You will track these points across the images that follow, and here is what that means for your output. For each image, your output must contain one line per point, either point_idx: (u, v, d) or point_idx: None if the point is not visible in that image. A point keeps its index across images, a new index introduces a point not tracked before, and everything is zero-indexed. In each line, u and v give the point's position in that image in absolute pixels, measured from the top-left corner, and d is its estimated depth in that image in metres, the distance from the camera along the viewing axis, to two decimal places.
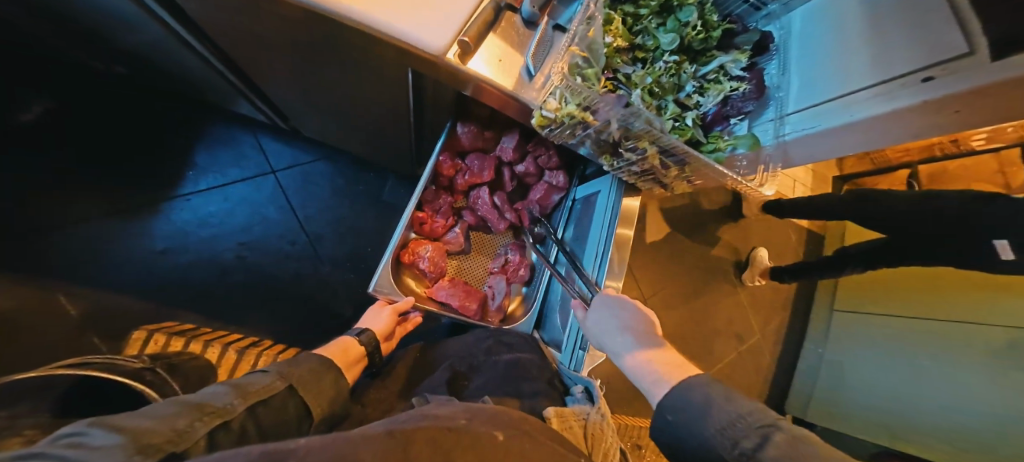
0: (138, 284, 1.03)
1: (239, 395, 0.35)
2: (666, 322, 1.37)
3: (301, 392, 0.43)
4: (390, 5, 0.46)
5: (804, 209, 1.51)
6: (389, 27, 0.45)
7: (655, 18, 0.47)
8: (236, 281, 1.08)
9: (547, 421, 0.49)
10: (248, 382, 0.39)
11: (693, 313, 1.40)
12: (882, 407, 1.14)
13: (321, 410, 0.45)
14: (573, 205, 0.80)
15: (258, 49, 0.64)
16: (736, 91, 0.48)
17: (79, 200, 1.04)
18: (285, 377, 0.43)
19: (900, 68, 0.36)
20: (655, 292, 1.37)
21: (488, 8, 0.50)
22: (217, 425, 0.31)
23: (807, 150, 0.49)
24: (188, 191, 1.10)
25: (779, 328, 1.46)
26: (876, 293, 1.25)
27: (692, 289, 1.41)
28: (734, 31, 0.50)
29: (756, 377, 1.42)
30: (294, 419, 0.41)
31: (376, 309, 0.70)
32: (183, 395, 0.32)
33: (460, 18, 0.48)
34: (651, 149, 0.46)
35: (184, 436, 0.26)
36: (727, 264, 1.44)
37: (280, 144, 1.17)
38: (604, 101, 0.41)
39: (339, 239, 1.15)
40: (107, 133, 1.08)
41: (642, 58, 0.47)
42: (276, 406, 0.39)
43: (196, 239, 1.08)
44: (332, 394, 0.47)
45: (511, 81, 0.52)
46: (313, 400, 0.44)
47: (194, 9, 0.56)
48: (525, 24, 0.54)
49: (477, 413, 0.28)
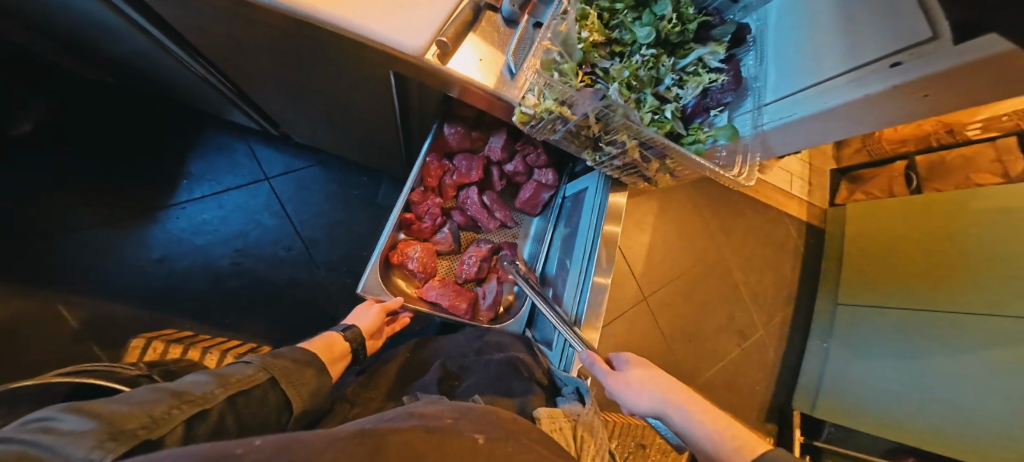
0: (136, 293, 1.04)
1: (220, 384, 0.37)
2: (666, 319, 1.36)
3: (283, 383, 0.44)
4: (368, 9, 0.46)
5: (802, 203, 1.52)
6: (366, 30, 0.46)
7: (630, 13, 0.48)
8: (234, 288, 1.08)
9: (537, 422, 0.50)
10: (230, 372, 0.40)
11: (693, 310, 1.39)
12: (887, 402, 1.13)
13: (304, 403, 0.46)
14: (563, 203, 0.80)
15: (245, 57, 0.64)
16: (715, 83, 0.48)
17: (76, 211, 1.05)
18: (267, 368, 0.44)
19: (869, 55, 0.35)
20: (654, 290, 1.37)
21: (467, 8, 0.51)
22: (196, 413, 0.32)
23: (786, 141, 0.48)
24: (184, 200, 1.11)
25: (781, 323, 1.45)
26: (877, 285, 1.24)
27: (692, 286, 1.40)
28: (710, 23, 0.51)
29: (757, 373, 1.41)
30: (275, 408, 0.42)
31: (363, 308, 0.70)
32: (166, 382, 0.33)
33: (438, 19, 0.49)
34: (630, 142, 0.46)
35: (162, 422, 0.27)
36: (725, 260, 1.44)
37: (274, 151, 1.18)
38: (582, 97, 0.42)
39: (335, 244, 1.16)
40: (103, 144, 1.09)
41: (620, 52, 0.48)
42: (258, 396, 0.40)
43: (193, 247, 1.09)
44: (316, 388, 0.48)
45: (492, 80, 0.52)
46: (295, 393, 0.45)
47: (179, 19, 0.57)
48: (507, 23, 0.55)
49: (465, 414, 0.29)
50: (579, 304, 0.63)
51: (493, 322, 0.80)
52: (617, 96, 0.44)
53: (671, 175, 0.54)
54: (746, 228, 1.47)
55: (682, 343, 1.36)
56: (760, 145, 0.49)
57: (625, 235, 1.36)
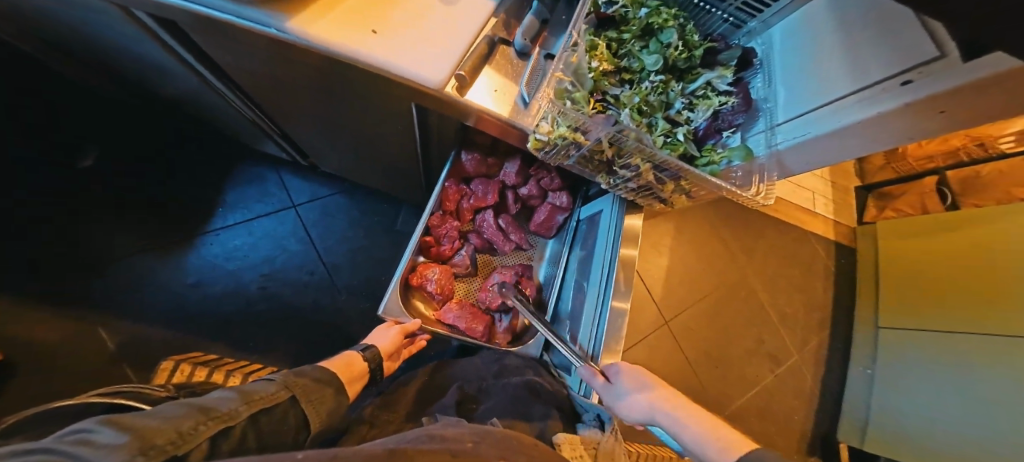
0: (168, 316, 1.08)
1: (245, 401, 0.38)
2: (691, 345, 1.30)
3: (301, 402, 0.44)
4: (395, 51, 0.52)
5: (830, 221, 1.47)
6: (394, 69, 0.51)
7: (637, 42, 0.51)
8: (258, 310, 1.12)
9: (558, 449, 0.52)
10: (255, 388, 0.41)
11: (719, 335, 1.32)
12: (941, 437, 1.01)
13: (321, 423, 0.46)
14: (578, 225, 0.81)
15: (284, 96, 0.71)
16: (725, 105, 0.50)
17: (122, 237, 1.13)
18: (289, 387, 0.44)
19: (876, 75, 0.36)
20: (676, 313, 1.32)
21: (483, 44, 0.56)
22: (219, 431, 0.33)
23: (803, 158, 0.48)
24: (218, 227, 1.18)
25: (818, 347, 1.36)
26: (919, 305, 1.16)
27: (716, 309, 1.34)
28: (716, 49, 0.53)
29: (796, 406, 1.30)
30: (293, 429, 0.42)
31: (384, 329, 0.72)
32: (195, 399, 0.35)
33: (458, 56, 0.53)
34: (644, 166, 0.48)
35: (188, 438, 0.29)
36: (750, 281, 1.38)
37: (301, 180, 1.25)
38: (594, 123, 0.44)
39: (356, 267, 1.19)
40: (151, 176, 1.20)
41: (630, 79, 0.51)
42: (278, 415, 0.41)
43: (223, 271, 1.14)
44: (334, 408, 0.48)
45: (507, 108, 0.55)
46: (312, 412, 0.45)
47: (230, 66, 0.64)
48: (519, 55, 0.59)
49: (487, 437, 0.34)
50: (598, 329, 0.62)
51: (511, 344, 0.78)
52: (629, 120, 0.46)
53: (687, 196, 0.54)
54: (770, 248, 1.42)
55: (709, 371, 1.28)
56: (777, 164, 0.49)
57: (642, 257, 1.34)
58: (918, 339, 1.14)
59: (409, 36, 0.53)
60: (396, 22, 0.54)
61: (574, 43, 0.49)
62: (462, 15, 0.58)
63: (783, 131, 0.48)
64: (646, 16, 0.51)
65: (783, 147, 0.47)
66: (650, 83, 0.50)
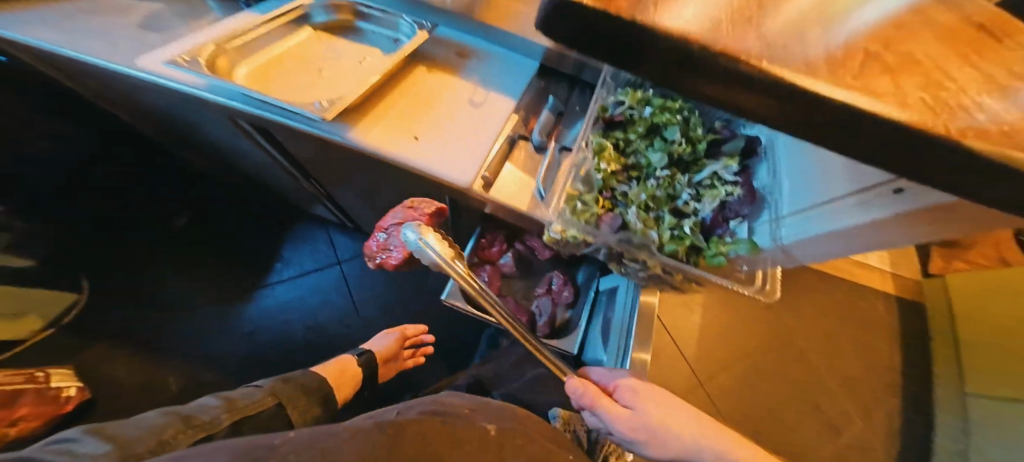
0: (228, 363, 1.22)
1: (228, 411, 0.58)
2: (732, 413, 1.19)
3: (285, 408, 0.66)
4: (433, 159, 0.62)
5: (887, 274, 1.35)
6: (433, 174, 0.60)
7: (642, 141, 0.56)
8: (302, 360, 1.22)
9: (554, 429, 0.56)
10: (244, 399, 0.63)
11: (765, 402, 1.21)
12: None
13: (300, 421, 0.68)
14: (598, 295, 0.83)
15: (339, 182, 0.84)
16: (732, 195, 0.52)
17: (199, 290, 1.31)
18: (276, 396, 0.66)
19: (861, 180, 0.36)
20: (713, 376, 1.23)
21: (505, 144, 0.65)
22: (198, 434, 0.51)
23: (811, 251, 0.46)
24: (275, 280, 1.33)
25: (887, 422, 1.19)
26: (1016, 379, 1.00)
27: (759, 372, 1.23)
28: (721, 140, 0.56)
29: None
30: (276, 424, 0.63)
31: (384, 336, 1.04)
32: (183, 409, 0.56)
33: (483, 158, 0.62)
34: (652, 261, 0.51)
35: (168, 443, 0.46)
36: (798, 342, 1.27)
37: (346, 237, 1.40)
38: (602, 228, 0.51)
39: (389, 320, 1.27)
40: (224, 235, 1.39)
41: (637, 175, 0.55)
42: (262, 417, 0.61)
43: (275, 322, 1.27)
44: (310, 413, 0.70)
45: (525, 200, 0.61)
46: (293, 414, 0.67)
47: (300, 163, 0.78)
48: (537, 148, 0.66)
49: (486, 406, 0.45)
50: None
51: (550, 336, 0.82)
52: (636, 219, 0.50)
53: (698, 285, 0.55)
54: (818, 304, 1.31)
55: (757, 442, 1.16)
56: (785, 255, 0.49)
57: (667, 308, 1.29)
58: (1022, 419, 0.97)
59: (443, 137, 0.64)
60: (433, 126, 0.66)
61: (584, 148, 0.56)
62: (488, 115, 0.68)
63: (786, 224, 0.47)
64: (649, 116, 0.56)
65: (786, 240, 0.46)
66: (655, 178, 0.53)
